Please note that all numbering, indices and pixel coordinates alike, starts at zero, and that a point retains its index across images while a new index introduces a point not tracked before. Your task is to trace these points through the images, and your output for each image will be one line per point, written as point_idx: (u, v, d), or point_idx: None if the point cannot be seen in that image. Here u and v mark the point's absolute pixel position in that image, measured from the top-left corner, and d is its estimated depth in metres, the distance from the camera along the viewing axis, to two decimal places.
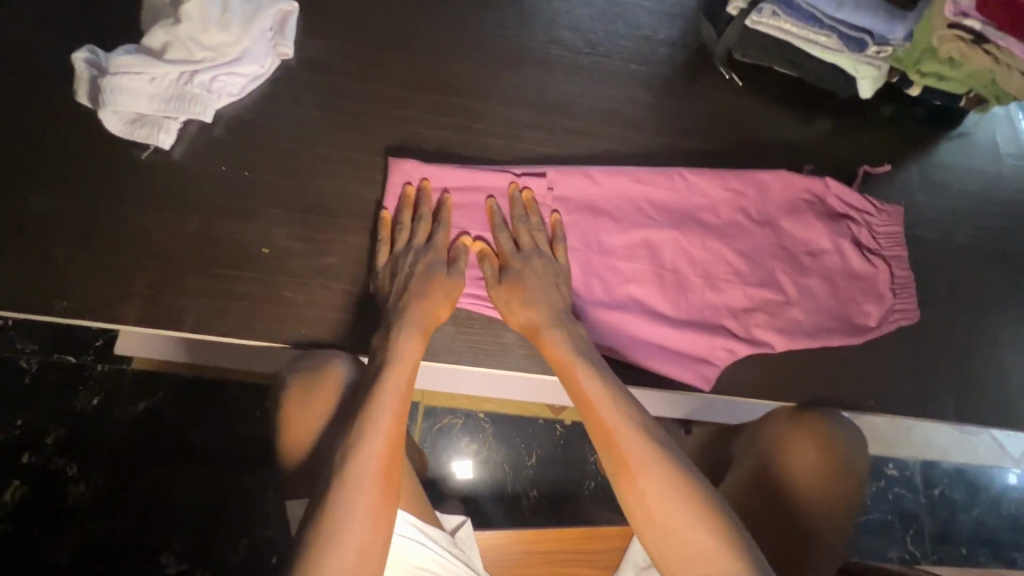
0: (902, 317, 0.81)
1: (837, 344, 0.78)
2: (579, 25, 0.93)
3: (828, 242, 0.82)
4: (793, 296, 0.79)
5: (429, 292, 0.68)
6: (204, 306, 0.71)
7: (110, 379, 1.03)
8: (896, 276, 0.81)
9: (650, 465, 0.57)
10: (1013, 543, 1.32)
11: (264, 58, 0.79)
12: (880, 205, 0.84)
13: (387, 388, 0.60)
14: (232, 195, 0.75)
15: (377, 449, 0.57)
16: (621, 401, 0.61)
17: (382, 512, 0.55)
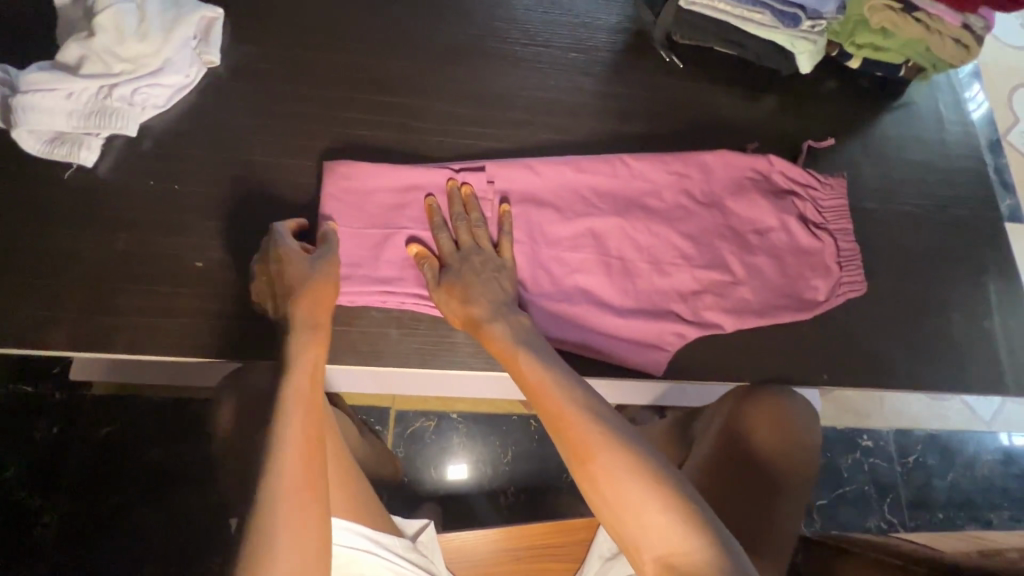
0: (851, 289, 0.80)
1: (786, 320, 0.79)
2: (515, 17, 0.92)
3: (774, 219, 0.82)
4: (741, 276, 0.79)
5: (303, 288, 0.64)
6: (139, 326, 0.69)
7: (69, 405, 1.01)
8: (843, 249, 0.81)
9: (598, 446, 0.55)
10: (989, 505, 1.33)
11: (188, 67, 0.77)
12: (824, 178, 0.84)
13: (290, 387, 0.58)
14: (164, 210, 0.74)
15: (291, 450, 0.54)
16: (565, 384, 0.60)
17: (309, 514, 0.52)
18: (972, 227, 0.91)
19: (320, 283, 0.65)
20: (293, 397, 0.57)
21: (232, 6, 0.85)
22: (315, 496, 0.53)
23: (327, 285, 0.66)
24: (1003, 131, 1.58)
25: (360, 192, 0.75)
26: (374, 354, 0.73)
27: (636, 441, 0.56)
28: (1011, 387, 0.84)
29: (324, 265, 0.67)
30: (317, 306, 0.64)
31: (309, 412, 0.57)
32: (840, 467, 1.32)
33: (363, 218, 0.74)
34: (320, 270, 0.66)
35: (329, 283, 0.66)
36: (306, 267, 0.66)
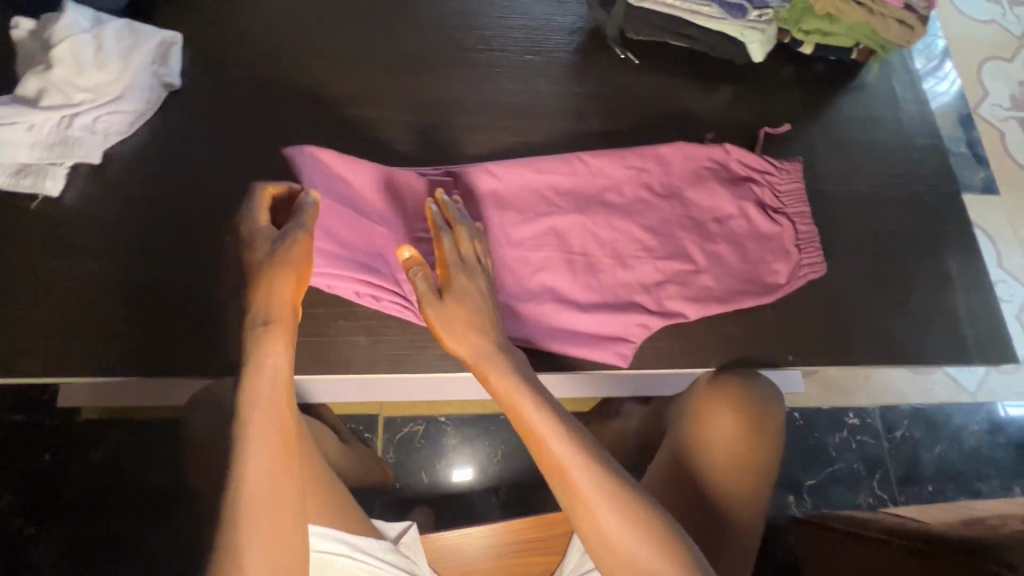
0: (810, 270, 0.82)
1: (749, 305, 0.80)
2: (472, 24, 0.94)
3: (733, 207, 0.83)
4: (702, 264, 0.81)
5: (263, 281, 0.60)
6: (112, 348, 0.71)
7: (61, 432, 1.02)
8: (800, 231, 0.83)
9: (604, 499, 0.56)
10: (976, 474, 1.33)
11: (149, 92, 0.79)
12: (780, 163, 0.85)
13: (247, 399, 0.56)
14: (132, 235, 0.76)
15: (257, 468, 0.54)
16: (568, 429, 0.59)
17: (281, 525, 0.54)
18: (931, 203, 0.93)
19: (279, 274, 0.60)
20: (253, 412, 0.56)
21: (192, 31, 0.87)
22: (280, 515, 0.55)
23: (283, 277, 0.60)
24: (973, 104, 1.59)
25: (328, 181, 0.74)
26: (345, 362, 0.75)
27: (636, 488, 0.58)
28: (974, 357, 0.86)
29: (283, 251, 0.61)
30: (277, 302, 0.60)
31: (268, 430, 0.56)
32: (828, 446, 1.33)
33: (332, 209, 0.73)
34: (279, 258, 0.61)
35: (286, 275, 0.60)
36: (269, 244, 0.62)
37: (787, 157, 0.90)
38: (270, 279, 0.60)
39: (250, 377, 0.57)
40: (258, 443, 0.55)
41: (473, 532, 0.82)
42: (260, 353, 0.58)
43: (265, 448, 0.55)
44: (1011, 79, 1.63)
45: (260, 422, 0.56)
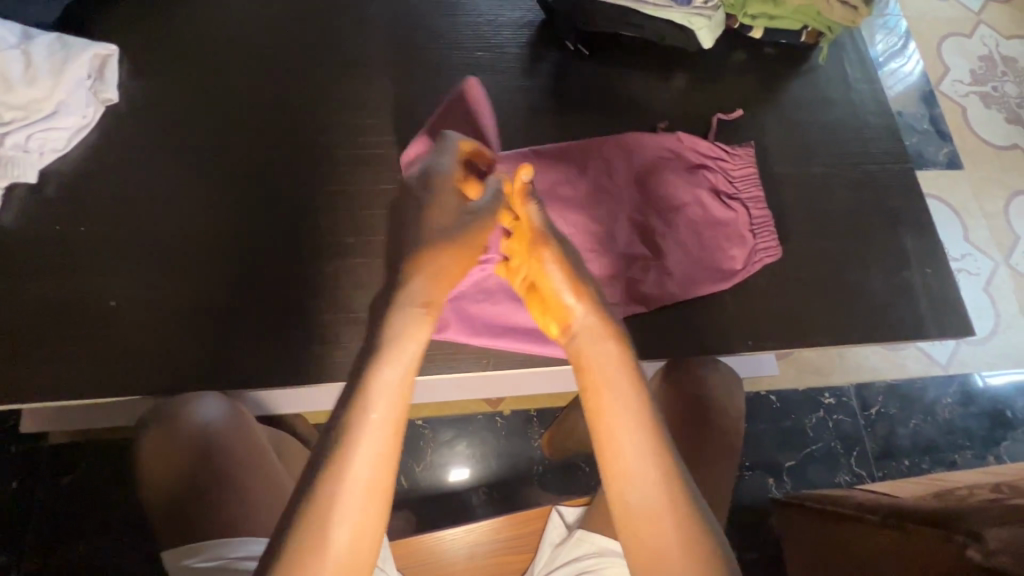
0: (766, 254, 0.82)
1: (706, 293, 0.81)
2: (420, 22, 0.93)
3: (687, 195, 0.83)
4: (659, 255, 0.81)
5: (442, 250, 0.64)
6: (58, 371, 0.70)
7: (26, 457, 0.98)
8: (754, 216, 0.83)
9: (676, 515, 0.51)
10: (951, 446, 1.34)
11: (86, 107, 0.77)
12: (732, 149, 0.85)
13: (376, 379, 0.53)
14: (75, 254, 0.74)
15: (367, 451, 0.50)
16: (658, 429, 0.54)
17: (370, 519, 0.49)
18: (886, 181, 0.94)
19: (453, 253, 0.64)
20: (380, 392, 0.52)
21: (131, 42, 0.85)
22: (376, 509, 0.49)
23: (454, 256, 0.64)
24: (935, 81, 1.61)
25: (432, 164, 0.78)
26: (302, 373, 0.73)
27: (709, 515, 0.52)
28: (932, 331, 0.87)
29: (468, 226, 0.66)
30: (439, 277, 0.62)
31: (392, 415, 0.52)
32: (806, 427, 1.32)
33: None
34: (459, 236, 0.65)
35: (460, 257, 0.65)
36: (457, 213, 0.67)
37: (740, 143, 0.91)
38: (442, 251, 0.64)
39: (390, 348, 0.55)
40: (377, 425, 0.51)
41: (446, 535, 0.82)
42: (402, 334, 0.56)
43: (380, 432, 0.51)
44: (970, 54, 1.65)
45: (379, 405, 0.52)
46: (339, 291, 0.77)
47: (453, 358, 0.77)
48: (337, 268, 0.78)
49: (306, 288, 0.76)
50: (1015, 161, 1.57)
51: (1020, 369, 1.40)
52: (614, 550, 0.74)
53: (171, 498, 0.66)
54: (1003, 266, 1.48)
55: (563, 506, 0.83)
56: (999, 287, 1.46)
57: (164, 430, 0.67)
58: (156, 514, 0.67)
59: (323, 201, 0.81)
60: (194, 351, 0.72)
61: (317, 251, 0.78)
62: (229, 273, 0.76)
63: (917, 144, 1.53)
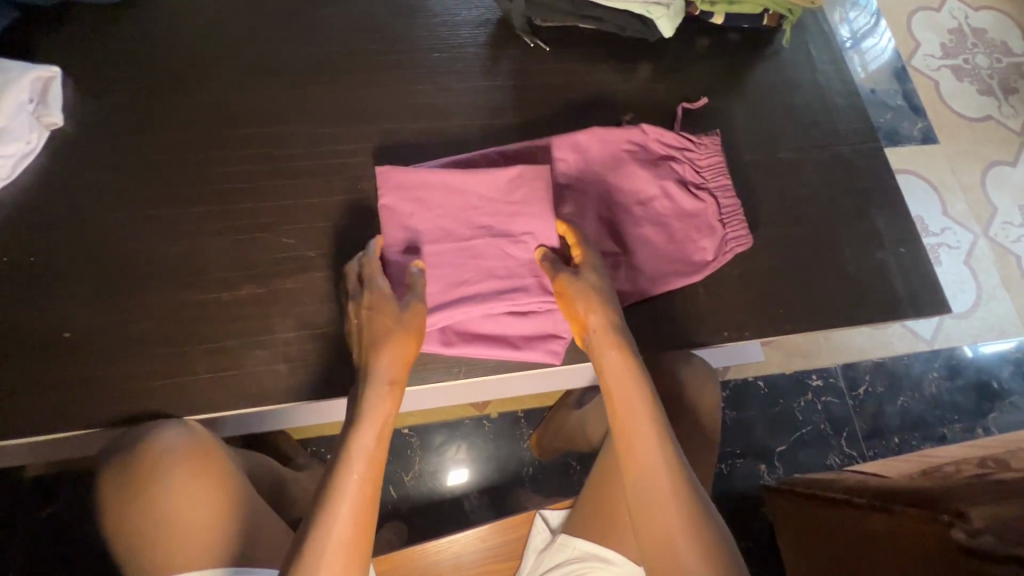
0: (736, 244, 0.81)
1: (679, 286, 0.80)
2: (376, 26, 0.91)
3: (654, 187, 0.82)
4: (629, 250, 0.80)
5: (387, 341, 0.65)
6: (12, 408, 0.67)
7: (4, 491, 0.96)
8: (724, 206, 0.82)
9: (678, 499, 0.59)
10: (939, 420, 1.34)
11: (28, 132, 0.75)
12: (699, 137, 0.84)
13: (358, 445, 0.60)
14: (25, 285, 0.72)
15: (344, 512, 0.56)
16: (660, 425, 0.63)
17: (359, 528, 0.56)
18: (854, 162, 0.93)
19: (403, 340, 0.65)
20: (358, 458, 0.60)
21: (74, 63, 0.83)
22: (356, 557, 0.56)
23: (407, 341, 0.66)
24: (906, 56, 1.60)
25: (423, 185, 0.75)
26: (268, 394, 0.72)
27: (703, 494, 0.61)
28: (909, 310, 0.86)
29: (402, 316, 0.66)
30: (396, 360, 0.65)
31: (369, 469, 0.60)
32: (795, 411, 1.32)
33: (419, 213, 0.74)
34: (403, 326, 0.66)
35: (412, 338, 0.66)
36: (390, 309, 0.66)
37: (706, 132, 0.89)
38: (390, 343, 0.65)
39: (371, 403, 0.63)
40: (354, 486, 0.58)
41: (432, 544, 0.80)
42: (376, 405, 0.63)
43: (355, 490, 0.58)
44: (940, 27, 1.65)
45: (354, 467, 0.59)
46: (302, 307, 0.75)
47: (423, 370, 0.75)
48: (303, 285, 0.76)
49: (270, 306, 0.75)
50: (989, 132, 1.57)
51: (1004, 339, 1.41)
52: (599, 556, 0.72)
53: (132, 530, 0.64)
54: (982, 238, 1.48)
55: (546, 509, 0.82)
56: (978, 259, 1.46)
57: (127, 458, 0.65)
58: (120, 546, 0.64)
59: (282, 215, 0.79)
60: (155, 379, 0.70)
61: (279, 268, 0.76)
62: (189, 296, 0.74)
63: (892, 121, 1.53)
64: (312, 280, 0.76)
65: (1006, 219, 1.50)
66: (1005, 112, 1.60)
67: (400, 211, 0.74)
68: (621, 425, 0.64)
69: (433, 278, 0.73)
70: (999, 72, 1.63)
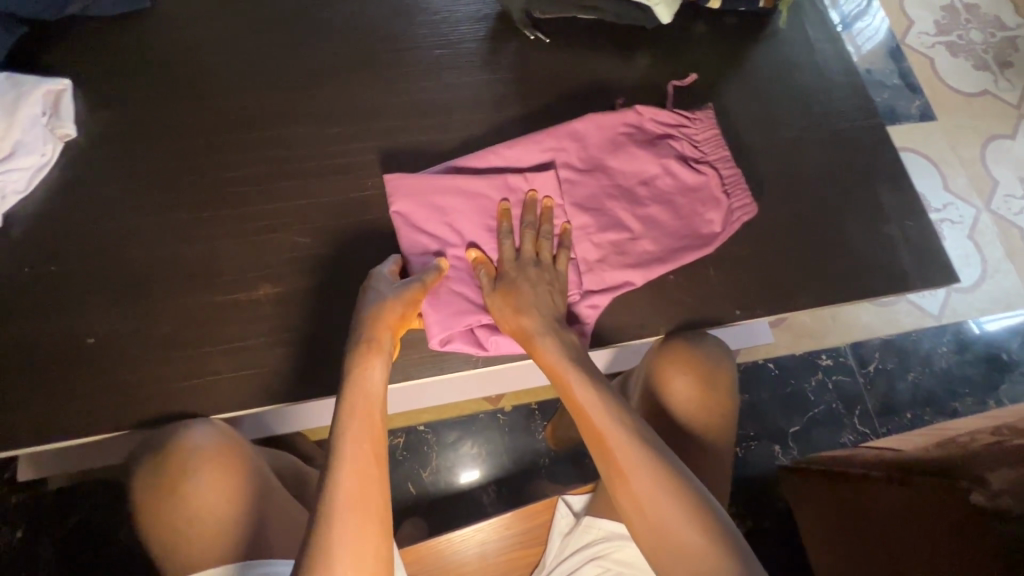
0: (743, 212, 0.82)
1: (693, 260, 0.81)
2: (376, 25, 0.92)
3: (656, 166, 0.83)
4: (639, 230, 0.81)
5: (373, 310, 0.67)
6: (40, 414, 0.69)
7: (28, 504, 0.97)
8: (725, 176, 0.83)
9: (639, 463, 0.60)
10: (950, 394, 1.34)
11: (43, 144, 0.76)
12: (692, 113, 0.85)
13: (347, 414, 0.61)
14: (48, 294, 0.73)
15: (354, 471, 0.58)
16: (618, 411, 0.64)
17: (371, 481, 0.58)
18: (856, 139, 0.94)
19: (393, 309, 0.67)
20: (354, 425, 0.61)
21: (83, 74, 0.84)
22: (371, 512, 0.57)
23: (399, 310, 0.68)
24: (900, 35, 1.60)
25: (429, 190, 0.76)
26: (292, 389, 0.73)
27: (673, 459, 0.62)
28: (917, 283, 0.87)
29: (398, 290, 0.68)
30: (381, 328, 0.66)
31: (365, 469, 0.58)
32: (806, 392, 1.32)
33: (434, 219, 0.76)
34: (399, 298, 0.68)
35: (400, 307, 0.68)
36: (385, 292, 0.68)
37: (698, 107, 0.91)
38: (373, 315, 0.67)
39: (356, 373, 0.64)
40: (359, 450, 0.59)
41: (456, 536, 0.80)
42: (364, 373, 0.64)
43: (361, 483, 0.57)
44: (932, 5, 1.65)
45: (351, 477, 0.58)
46: (319, 303, 0.76)
47: (440, 360, 0.76)
48: (317, 282, 0.77)
49: (286, 304, 0.76)
50: (986, 106, 1.58)
51: (1011, 312, 1.41)
52: (618, 534, 0.74)
53: (166, 528, 0.65)
54: (984, 212, 1.49)
55: (568, 494, 0.83)
56: (982, 233, 1.47)
57: (161, 452, 0.66)
58: (154, 544, 0.66)
59: (294, 214, 0.80)
60: (177, 381, 0.71)
61: (292, 267, 0.77)
62: (206, 298, 0.75)
63: (889, 99, 1.54)
64: (326, 277, 0.78)
65: (1007, 192, 1.51)
66: (1002, 85, 1.60)
67: (412, 218, 0.76)
68: (581, 416, 0.65)
69: (460, 282, 0.74)
70: (993, 46, 1.64)
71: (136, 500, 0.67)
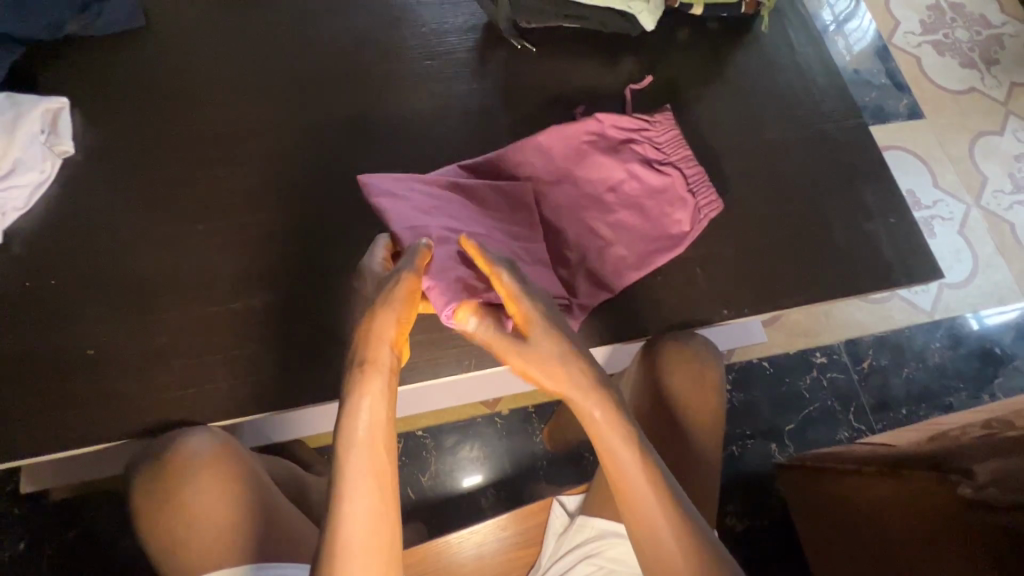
0: (710, 208, 0.83)
1: (665, 261, 0.82)
2: (367, 38, 0.94)
3: (621, 172, 0.83)
4: (611, 237, 0.82)
5: (374, 320, 0.61)
6: (41, 425, 0.70)
7: (31, 516, 0.98)
8: (689, 175, 0.83)
9: (651, 497, 0.60)
10: (945, 389, 1.35)
11: (42, 161, 0.78)
12: (651, 116, 0.85)
13: (351, 435, 0.58)
14: (47, 307, 0.75)
15: (356, 500, 0.56)
16: (636, 440, 0.62)
17: (377, 510, 0.57)
18: (839, 139, 0.96)
19: (393, 318, 0.61)
20: (357, 451, 0.58)
21: (80, 92, 0.86)
22: (379, 538, 0.56)
23: (393, 321, 0.61)
24: (887, 36, 1.63)
25: (405, 185, 0.73)
26: (288, 396, 0.74)
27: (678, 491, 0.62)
28: (903, 280, 0.88)
29: (395, 295, 0.61)
30: (386, 340, 0.61)
31: (369, 498, 0.57)
32: (801, 389, 1.33)
33: (419, 205, 0.72)
34: (390, 306, 0.61)
35: (398, 317, 0.62)
36: (384, 293, 0.62)
37: (658, 108, 0.93)
38: (378, 326, 0.61)
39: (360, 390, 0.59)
40: (362, 478, 0.57)
41: (453, 537, 0.80)
42: (367, 390, 0.59)
43: (366, 513, 0.56)
44: (918, 5, 1.68)
45: (355, 505, 0.56)
46: (313, 311, 0.78)
47: (435, 364, 0.78)
48: (312, 290, 0.79)
49: (282, 313, 0.77)
50: (974, 104, 1.60)
51: (1003, 306, 1.43)
52: (611, 531, 0.77)
53: (166, 533, 0.67)
54: (974, 208, 1.50)
55: (563, 495, 0.83)
56: (972, 228, 1.48)
57: (160, 460, 0.68)
58: (154, 549, 0.67)
59: (289, 225, 0.82)
60: (176, 390, 0.73)
61: (288, 275, 0.79)
62: (203, 308, 0.77)
63: (877, 99, 1.55)
64: (321, 286, 0.79)
65: (996, 188, 1.53)
66: (989, 83, 1.62)
67: (394, 200, 0.70)
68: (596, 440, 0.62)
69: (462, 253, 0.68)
70: (979, 44, 1.66)
71: (135, 507, 0.68)
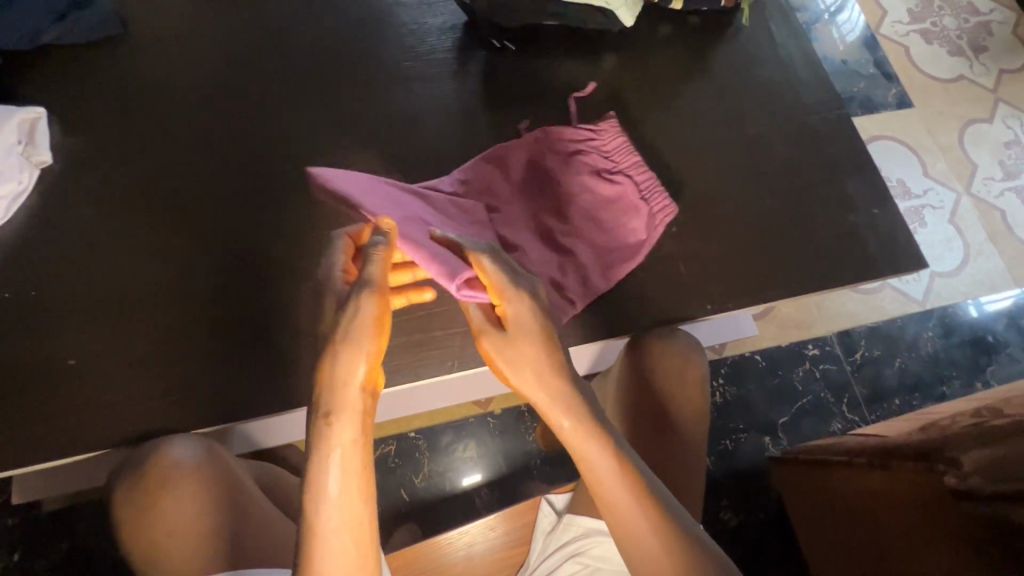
0: (665, 213, 0.83)
1: (626, 271, 0.82)
2: (347, 40, 0.94)
3: (572, 183, 0.84)
4: (568, 249, 0.81)
5: (337, 351, 0.58)
6: (20, 437, 0.69)
7: (24, 526, 0.98)
8: (641, 182, 0.84)
9: (632, 504, 0.58)
10: (938, 378, 1.35)
11: (19, 172, 0.78)
12: (598, 126, 0.86)
13: (322, 471, 0.55)
14: (27, 318, 0.74)
15: (335, 534, 0.54)
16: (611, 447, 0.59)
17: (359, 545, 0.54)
18: (823, 131, 0.95)
19: (358, 344, 0.58)
20: (330, 483, 0.55)
21: (58, 102, 0.86)
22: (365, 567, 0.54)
23: (362, 345, 0.58)
24: (875, 25, 1.62)
25: (362, 186, 0.73)
26: (272, 401, 0.74)
27: (662, 493, 0.59)
28: (888, 271, 0.88)
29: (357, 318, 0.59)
30: (350, 369, 0.58)
31: (348, 530, 0.54)
32: (794, 381, 1.33)
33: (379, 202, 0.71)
34: (357, 330, 0.58)
35: (365, 342, 0.58)
36: (350, 315, 0.59)
37: (602, 118, 0.92)
38: (342, 357, 0.58)
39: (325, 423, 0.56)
40: (338, 512, 0.54)
41: (445, 537, 0.81)
42: (332, 425, 0.56)
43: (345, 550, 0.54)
44: None
45: (335, 538, 0.54)
46: (296, 316, 0.78)
47: (418, 366, 0.78)
48: (294, 295, 0.79)
49: (265, 318, 0.77)
50: (962, 91, 1.59)
51: (994, 294, 1.43)
52: (598, 530, 0.78)
53: (149, 541, 0.69)
54: (964, 196, 1.50)
55: (551, 494, 0.84)
56: (963, 217, 1.48)
57: (141, 472, 0.69)
58: (139, 555, 0.69)
59: (270, 230, 0.81)
60: (158, 398, 0.73)
61: (270, 280, 0.79)
62: (184, 315, 0.76)
63: (865, 89, 1.55)
64: (303, 290, 0.79)
65: (986, 175, 1.52)
66: (977, 70, 1.62)
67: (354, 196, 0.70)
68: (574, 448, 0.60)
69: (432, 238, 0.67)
70: (967, 32, 1.66)
71: (118, 517, 0.71)
